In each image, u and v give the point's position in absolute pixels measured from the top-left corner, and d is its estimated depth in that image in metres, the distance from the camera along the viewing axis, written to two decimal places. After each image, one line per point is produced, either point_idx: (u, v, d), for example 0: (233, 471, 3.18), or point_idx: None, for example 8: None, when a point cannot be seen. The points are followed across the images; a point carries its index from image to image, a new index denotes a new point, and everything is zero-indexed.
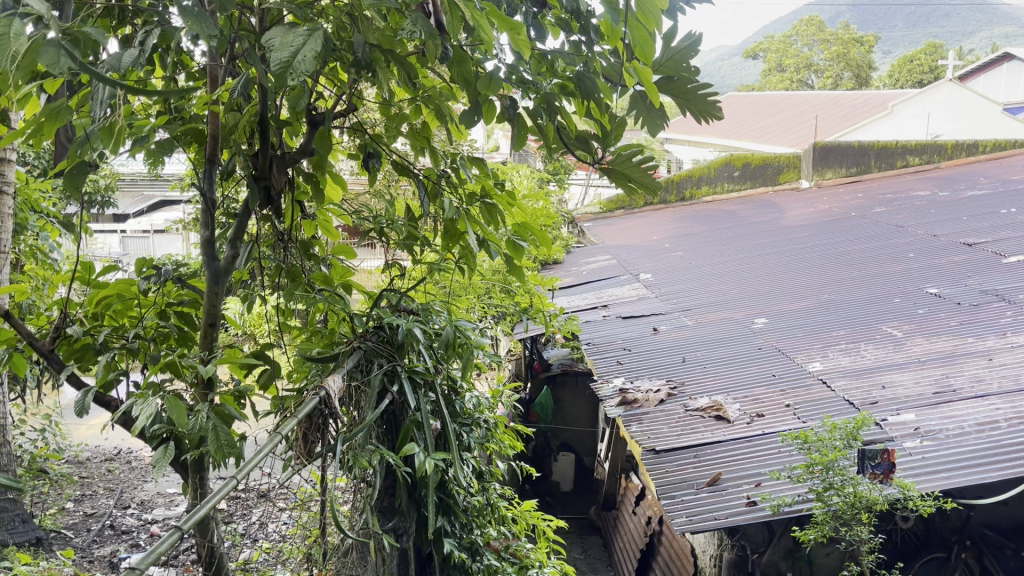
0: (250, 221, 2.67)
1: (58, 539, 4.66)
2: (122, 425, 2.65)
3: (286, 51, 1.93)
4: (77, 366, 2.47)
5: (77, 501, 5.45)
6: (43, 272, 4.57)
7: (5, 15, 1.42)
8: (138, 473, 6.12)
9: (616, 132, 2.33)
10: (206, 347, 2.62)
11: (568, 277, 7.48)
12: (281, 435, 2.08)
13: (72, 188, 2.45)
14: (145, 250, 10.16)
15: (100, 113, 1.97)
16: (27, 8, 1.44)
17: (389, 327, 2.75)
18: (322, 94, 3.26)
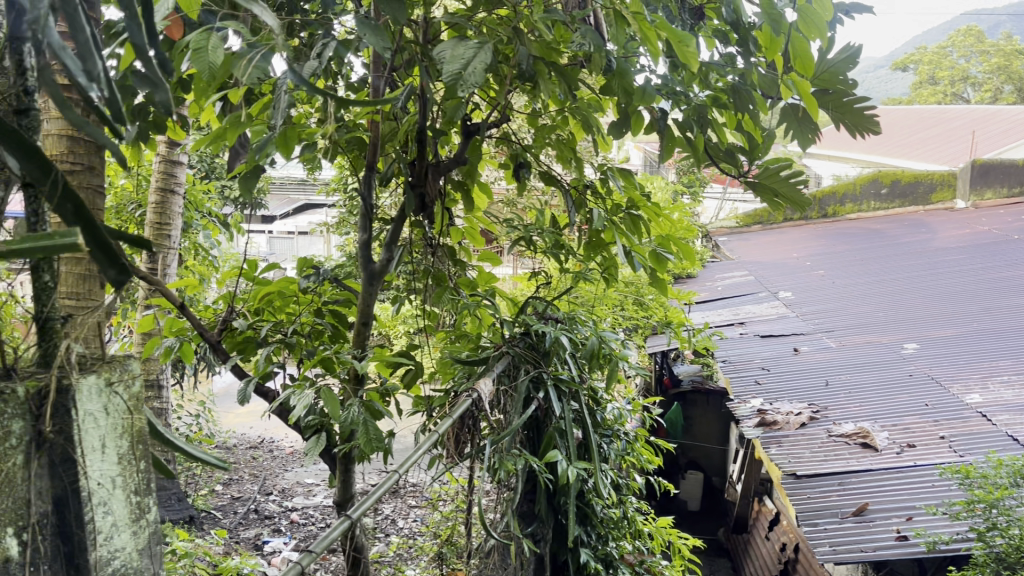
0: (405, 226, 2.75)
1: (208, 519, 4.95)
2: (279, 416, 2.78)
3: (456, 63, 1.99)
4: (240, 357, 2.59)
5: (226, 485, 5.78)
6: (205, 267, 4.88)
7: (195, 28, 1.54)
8: (279, 462, 6.43)
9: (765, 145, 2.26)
10: (358, 345, 2.72)
11: (702, 292, 7.36)
12: (435, 435, 2.15)
13: (246, 191, 2.60)
14: (291, 251, 10.67)
15: (281, 119, 2.08)
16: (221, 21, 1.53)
17: (535, 333, 2.77)
18: (476, 105, 3.35)
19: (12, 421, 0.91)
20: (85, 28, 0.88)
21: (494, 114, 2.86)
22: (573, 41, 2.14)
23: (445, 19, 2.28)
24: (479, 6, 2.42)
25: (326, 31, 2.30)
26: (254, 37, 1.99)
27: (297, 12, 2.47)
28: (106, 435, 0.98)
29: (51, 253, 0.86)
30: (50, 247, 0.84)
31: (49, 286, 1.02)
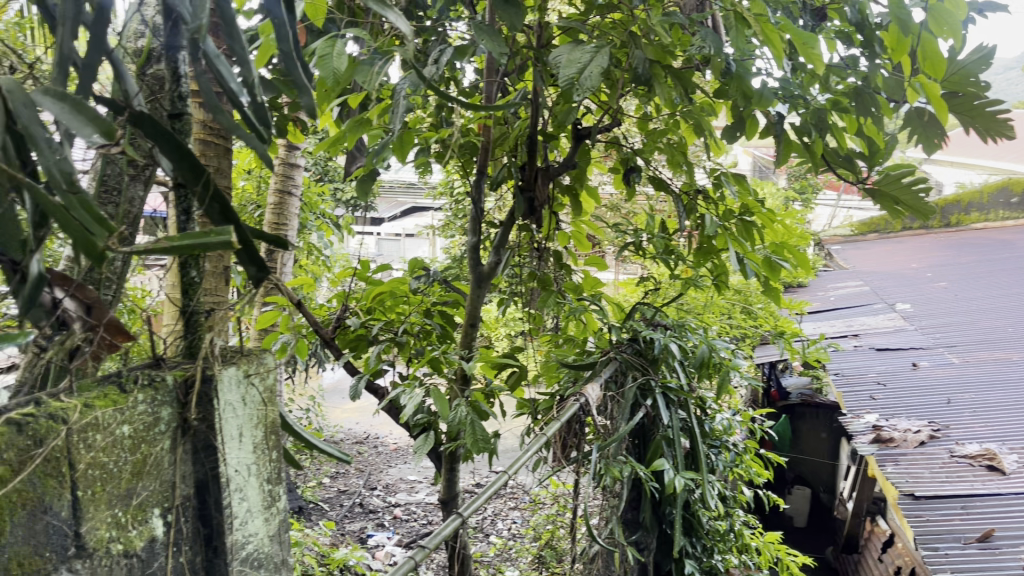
0: (514, 230, 2.75)
1: (316, 510, 5.11)
2: (388, 413, 2.83)
3: (574, 67, 1.98)
4: (352, 354, 2.64)
5: (333, 478, 5.96)
6: (318, 266, 5.03)
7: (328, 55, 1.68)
8: (383, 458, 6.57)
9: (885, 150, 2.17)
10: (466, 346, 2.76)
11: (814, 301, 7.11)
12: (544, 437, 2.16)
13: (362, 194, 2.66)
14: (398, 252, 10.89)
15: (398, 123, 2.11)
16: (348, 38, 1.63)
17: (645, 341, 2.78)
18: (586, 109, 3.33)
19: (164, 407, 0.96)
20: (239, 41, 1.02)
21: (604, 118, 2.83)
22: (692, 44, 2.10)
23: (559, 23, 2.28)
24: (594, 10, 2.39)
25: (441, 37, 2.33)
26: (375, 43, 2.04)
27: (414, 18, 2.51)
28: (243, 424, 1.05)
29: (204, 250, 0.90)
30: (205, 243, 0.88)
31: (194, 282, 1.12)
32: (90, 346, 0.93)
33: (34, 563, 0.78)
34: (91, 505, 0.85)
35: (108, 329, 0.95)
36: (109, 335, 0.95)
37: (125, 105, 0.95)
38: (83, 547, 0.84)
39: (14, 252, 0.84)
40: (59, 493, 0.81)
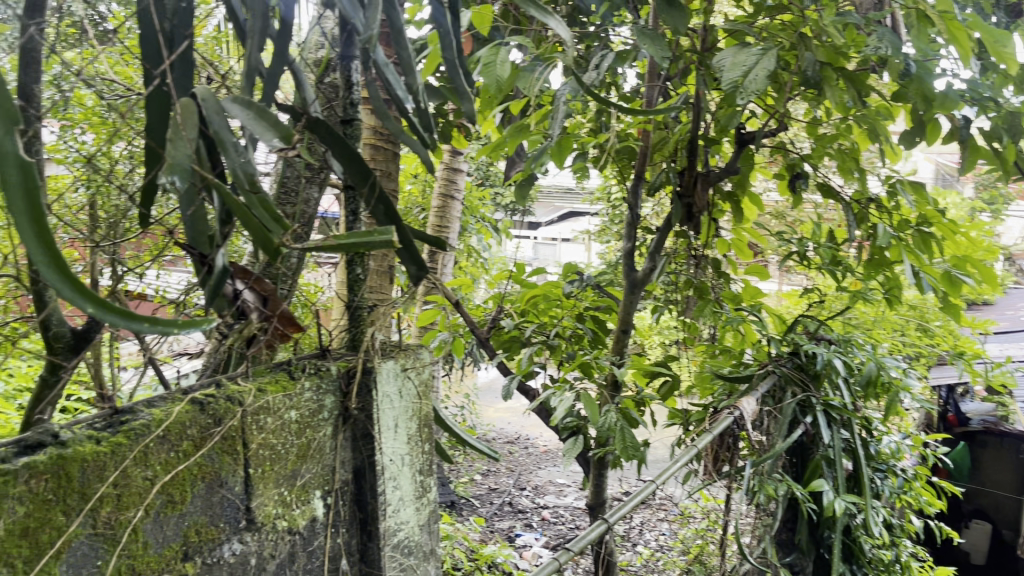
0: (671, 236, 2.69)
1: (467, 506, 5.22)
2: (538, 415, 2.85)
3: (738, 70, 1.93)
4: (505, 355, 2.67)
5: (484, 475, 6.07)
6: (476, 268, 5.15)
7: (492, 61, 1.74)
8: (534, 459, 6.62)
9: None
10: (618, 352, 2.73)
11: (1002, 321, 6.52)
12: (695, 449, 2.11)
13: (520, 198, 2.69)
14: (555, 256, 10.94)
15: (558, 128, 2.11)
16: (510, 46, 1.69)
17: (806, 354, 2.63)
18: (752, 113, 3.21)
19: (328, 395, 1.03)
20: (405, 48, 1.06)
21: (769, 122, 2.71)
22: (868, 45, 1.98)
23: (725, 26, 2.21)
24: (762, 12, 2.31)
25: (602, 42, 2.32)
26: (537, 49, 2.07)
27: (577, 25, 2.52)
28: (398, 416, 1.10)
29: (369, 249, 0.95)
30: (369, 242, 0.93)
31: (359, 279, 1.14)
32: (265, 334, 0.99)
33: (210, 531, 0.85)
34: (260, 483, 0.92)
35: (281, 319, 1.01)
36: (281, 325, 1.01)
37: (302, 113, 1.01)
38: (253, 521, 0.90)
39: (204, 245, 0.91)
40: (234, 469, 0.88)
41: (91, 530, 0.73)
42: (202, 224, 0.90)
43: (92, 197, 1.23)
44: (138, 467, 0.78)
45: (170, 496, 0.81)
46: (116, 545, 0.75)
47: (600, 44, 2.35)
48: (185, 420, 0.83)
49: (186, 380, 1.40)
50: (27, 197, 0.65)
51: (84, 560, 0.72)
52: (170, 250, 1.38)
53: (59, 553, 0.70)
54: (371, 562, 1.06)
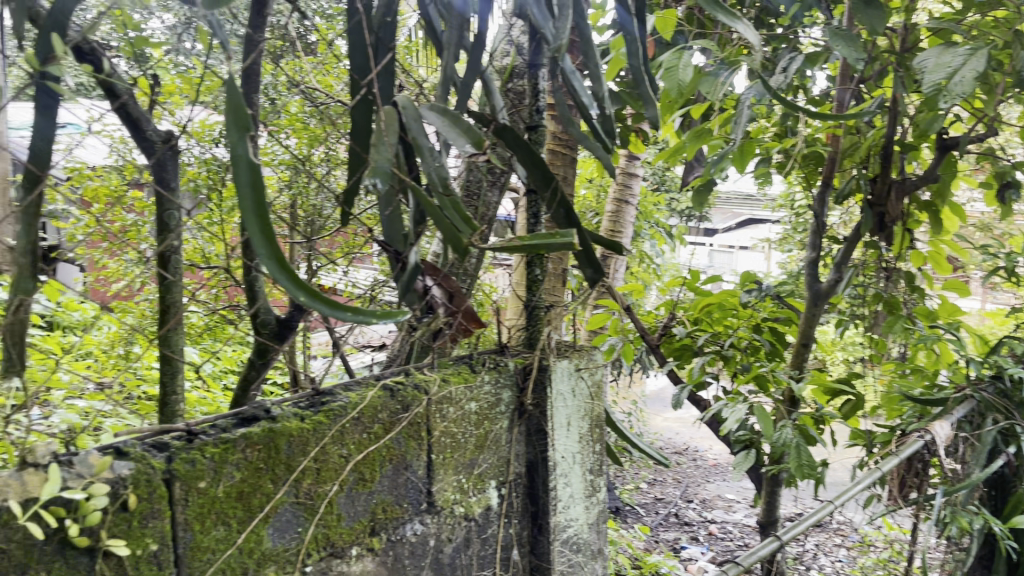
0: (859, 246, 2.55)
1: (631, 513, 5.17)
2: (709, 426, 2.79)
3: (941, 71, 1.80)
4: (676, 363, 2.63)
5: (650, 484, 5.98)
6: (649, 274, 5.08)
7: (673, 65, 1.73)
8: (702, 471, 6.44)
9: None
10: (796, 366, 2.62)
11: None
12: (879, 472, 1.99)
13: (698, 204, 2.64)
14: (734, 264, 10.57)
15: (741, 134, 2.05)
16: (690, 51, 1.69)
17: (1010, 379, 2.40)
18: (957, 116, 2.97)
19: (505, 389, 1.07)
20: (592, 55, 1.09)
21: (976, 127, 2.51)
22: None
23: (928, 25, 2.07)
24: (972, 8, 2.13)
25: (790, 45, 2.24)
26: (721, 52, 2.02)
27: (765, 27, 2.44)
28: (572, 414, 1.12)
29: (549, 250, 0.98)
30: (549, 244, 0.96)
31: (538, 279, 1.17)
32: (450, 329, 1.04)
33: (395, 510, 0.91)
34: (441, 468, 0.97)
35: (465, 316, 1.05)
36: (465, 320, 1.06)
37: (490, 119, 1.06)
38: (433, 504, 0.96)
39: (399, 244, 0.97)
40: (419, 453, 0.94)
41: (294, 499, 0.81)
42: (397, 224, 0.96)
43: (297, 196, 1.34)
44: (336, 445, 0.85)
45: (361, 474, 0.87)
46: (314, 514, 0.83)
47: (788, 46, 2.27)
48: (377, 404, 0.90)
49: (370, 370, 1.49)
50: (254, 196, 0.72)
51: (287, 526, 0.81)
52: (362, 247, 1.48)
53: (267, 517, 0.79)
54: (541, 554, 1.09)
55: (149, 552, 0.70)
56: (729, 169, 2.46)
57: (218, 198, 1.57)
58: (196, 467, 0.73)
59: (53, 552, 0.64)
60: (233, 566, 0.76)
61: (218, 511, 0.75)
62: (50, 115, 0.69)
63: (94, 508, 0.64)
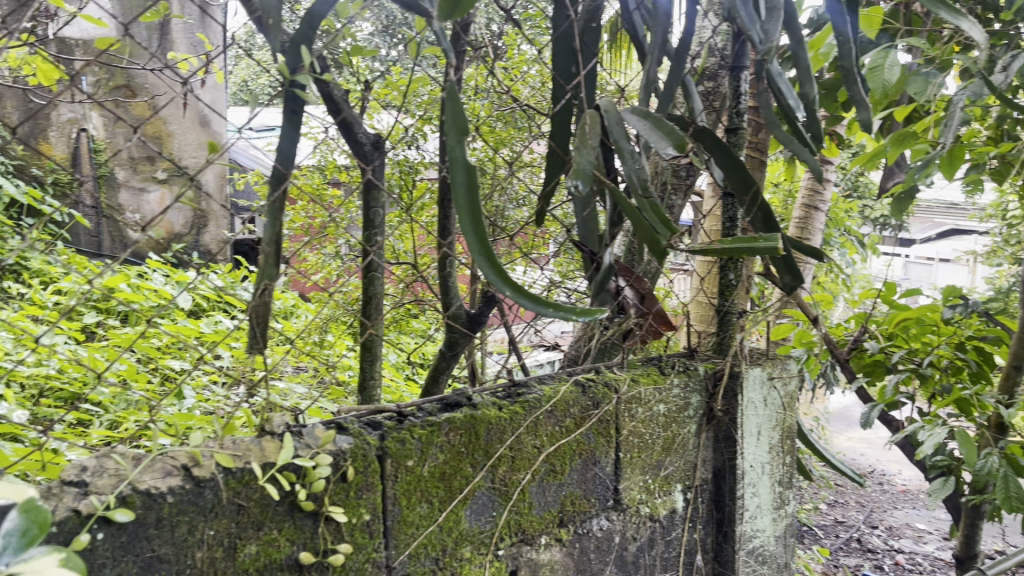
0: None
1: (809, 535, 4.92)
2: (901, 449, 2.61)
3: None
4: (866, 380, 2.40)
5: (831, 505, 5.67)
6: (838, 285, 4.81)
7: (878, 66, 1.64)
8: (889, 497, 6.02)
9: None
10: (1006, 390, 2.40)
11: None
12: None
13: (897, 213, 2.48)
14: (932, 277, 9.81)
15: (952, 139, 1.91)
16: (898, 51, 1.60)
17: None
18: None
19: (694, 394, 1.07)
20: (803, 54, 1.06)
21: None
22: None
23: None
24: None
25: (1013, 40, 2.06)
26: (932, 50, 1.89)
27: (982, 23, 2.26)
28: (762, 423, 1.11)
29: (751, 254, 0.96)
30: (752, 247, 0.94)
31: (732, 285, 1.13)
32: (640, 330, 1.05)
33: (583, 504, 0.94)
34: (629, 467, 0.98)
35: (656, 317, 1.06)
36: (655, 322, 1.06)
37: (691, 122, 1.06)
38: (620, 502, 0.97)
39: (594, 244, 0.99)
40: (607, 450, 0.96)
41: (489, 484, 0.86)
42: (594, 225, 0.98)
43: (490, 198, 1.39)
44: (530, 436, 0.88)
45: (552, 466, 0.91)
46: (508, 500, 0.87)
47: (1010, 42, 2.09)
48: (570, 399, 0.92)
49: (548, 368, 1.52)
50: (469, 195, 0.77)
51: (483, 508, 0.85)
52: (548, 249, 1.51)
53: (465, 499, 0.84)
54: (725, 562, 1.08)
55: (363, 521, 0.76)
56: (935, 176, 2.30)
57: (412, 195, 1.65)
58: (405, 447, 0.79)
59: (284, 512, 0.72)
60: (434, 542, 0.81)
61: (423, 489, 0.80)
62: (296, 119, 0.76)
63: (319, 476, 0.71)
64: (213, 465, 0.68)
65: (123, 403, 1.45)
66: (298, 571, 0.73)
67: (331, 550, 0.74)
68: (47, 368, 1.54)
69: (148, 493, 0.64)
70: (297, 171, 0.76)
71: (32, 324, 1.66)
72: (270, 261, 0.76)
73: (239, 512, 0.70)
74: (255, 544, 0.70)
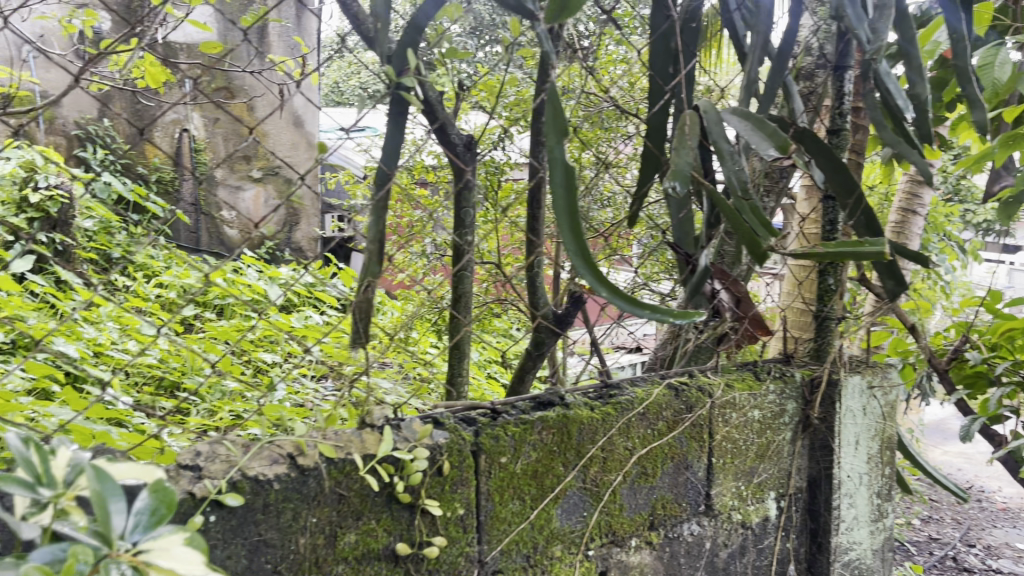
0: None
1: (900, 551, 4.73)
2: (1005, 465, 2.49)
3: None
4: (966, 392, 2.29)
5: (923, 521, 5.43)
6: (935, 292, 4.61)
7: (987, 64, 1.57)
8: (988, 516, 5.73)
9: None
10: None
11: None
12: None
13: (1002, 218, 2.37)
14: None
15: None
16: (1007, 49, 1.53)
17: None
18: None
19: (790, 400, 1.05)
20: (915, 52, 1.04)
21: None
22: None
23: None
24: None
25: None
26: None
27: None
28: (861, 433, 1.08)
29: (857, 258, 0.93)
30: (858, 251, 0.92)
31: (831, 290, 1.11)
32: (735, 334, 1.03)
33: (674, 508, 0.93)
34: (721, 472, 0.97)
35: (752, 321, 1.04)
36: (751, 326, 1.04)
37: (791, 123, 1.04)
38: (711, 507, 0.96)
39: (689, 246, 0.98)
40: (700, 454, 0.95)
41: (581, 484, 0.86)
42: (689, 227, 0.97)
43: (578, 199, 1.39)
44: (622, 437, 0.88)
45: (644, 468, 0.90)
46: (600, 501, 0.87)
47: None
48: (663, 402, 0.92)
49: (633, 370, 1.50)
50: (567, 194, 0.78)
51: (574, 508, 0.85)
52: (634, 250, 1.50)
53: (556, 498, 0.84)
54: (819, 574, 1.06)
55: (457, 515, 0.77)
56: None
57: (499, 194, 1.65)
58: (499, 443, 0.80)
59: (382, 503, 0.74)
60: (525, 539, 0.82)
61: (515, 486, 0.81)
62: (401, 120, 0.78)
63: (416, 469, 0.73)
64: (317, 455, 0.71)
65: (219, 393, 1.50)
66: (394, 562, 0.75)
67: (426, 542, 0.76)
68: (150, 357, 1.61)
69: (257, 479, 0.67)
70: (400, 171, 0.79)
71: (136, 315, 1.74)
72: (374, 258, 0.78)
73: (340, 501, 0.72)
74: (354, 533, 0.73)
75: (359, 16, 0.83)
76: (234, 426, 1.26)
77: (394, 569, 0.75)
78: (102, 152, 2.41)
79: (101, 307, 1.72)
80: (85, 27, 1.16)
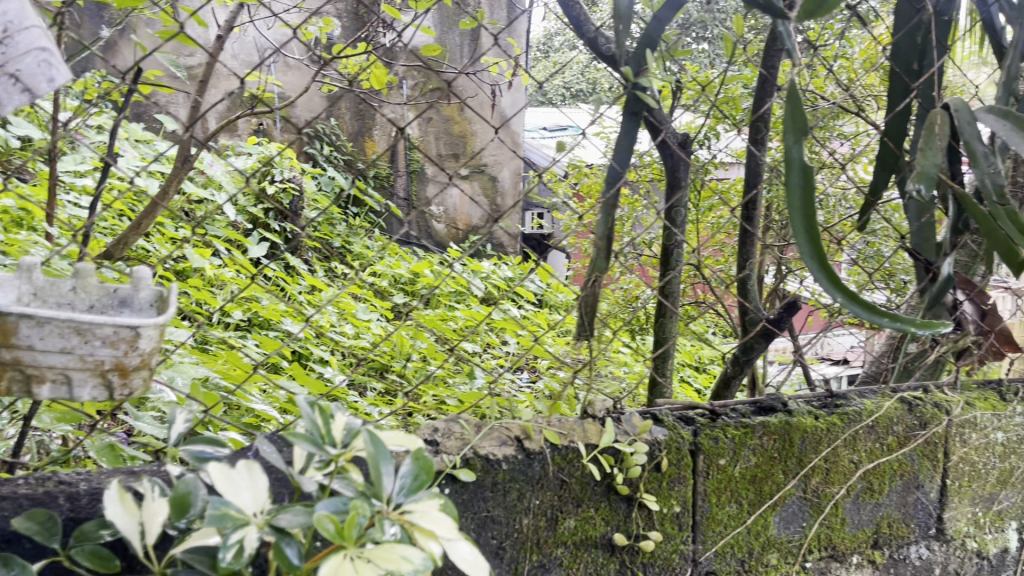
0: None
1: None
2: None
3: None
4: None
5: None
6: None
7: None
8: None
9: None
10: None
11: None
12: None
13: None
14: None
15: None
16: None
17: None
18: None
19: None
20: None
21: None
22: None
23: None
24: None
25: None
26: None
27: None
28: None
29: None
30: None
31: None
32: (980, 349, 0.97)
33: (901, 528, 0.89)
34: (956, 496, 0.92)
35: (998, 336, 0.97)
36: (997, 341, 0.97)
37: None
38: (943, 532, 0.91)
39: (930, 252, 0.92)
40: (932, 475, 0.90)
41: (801, 493, 0.84)
42: (931, 231, 0.92)
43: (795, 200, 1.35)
44: (847, 450, 0.85)
45: (869, 484, 0.87)
46: (820, 512, 0.84)
47: None
48: (894, 416, 0.88)
49: (844, 382, 1.42)
50: (803, 195, 0.76)
51: (793, 517, 0.83)
52: (850, 256, 1.43)
53: (774, 505, 0.83)
54: None
55: (673, 512, 0.78)
56: None
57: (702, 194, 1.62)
58: (718, 445, 0.80)
59: (601, 493, 0.76)
60: (741, 544, 0.81)
61: (733, 488, 0.80)
62: (636, 118, 0.80)
63: (635, 463, 0.74)
64: (542, 440, 0.74)
65: (426, 376, 1.59)
66: (611, 551, 0.76)
67: (643, 535, 0.77)
68: (364, 340, 1.73)
69: (487, 458, 0.71)
70: (631, 170, 0.81)
71: (353, 300, 1.87)
72: (601, 254, 0.81)
73: (562, 487, 0.74)
74: (574, 519, 0.75)
75: (585, 20, 0.85)
76: (438, 410, 1.32)
77: (610, 558, 0.76)
78: (329, 149, 2.62)
79: (323, 291, 1.86)
80: (323, 34, 1.27)
